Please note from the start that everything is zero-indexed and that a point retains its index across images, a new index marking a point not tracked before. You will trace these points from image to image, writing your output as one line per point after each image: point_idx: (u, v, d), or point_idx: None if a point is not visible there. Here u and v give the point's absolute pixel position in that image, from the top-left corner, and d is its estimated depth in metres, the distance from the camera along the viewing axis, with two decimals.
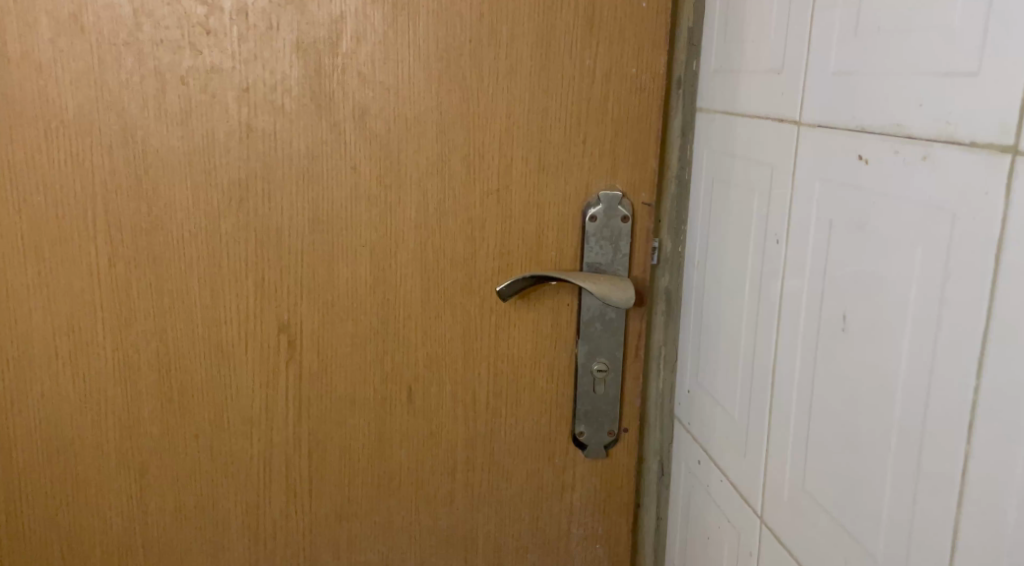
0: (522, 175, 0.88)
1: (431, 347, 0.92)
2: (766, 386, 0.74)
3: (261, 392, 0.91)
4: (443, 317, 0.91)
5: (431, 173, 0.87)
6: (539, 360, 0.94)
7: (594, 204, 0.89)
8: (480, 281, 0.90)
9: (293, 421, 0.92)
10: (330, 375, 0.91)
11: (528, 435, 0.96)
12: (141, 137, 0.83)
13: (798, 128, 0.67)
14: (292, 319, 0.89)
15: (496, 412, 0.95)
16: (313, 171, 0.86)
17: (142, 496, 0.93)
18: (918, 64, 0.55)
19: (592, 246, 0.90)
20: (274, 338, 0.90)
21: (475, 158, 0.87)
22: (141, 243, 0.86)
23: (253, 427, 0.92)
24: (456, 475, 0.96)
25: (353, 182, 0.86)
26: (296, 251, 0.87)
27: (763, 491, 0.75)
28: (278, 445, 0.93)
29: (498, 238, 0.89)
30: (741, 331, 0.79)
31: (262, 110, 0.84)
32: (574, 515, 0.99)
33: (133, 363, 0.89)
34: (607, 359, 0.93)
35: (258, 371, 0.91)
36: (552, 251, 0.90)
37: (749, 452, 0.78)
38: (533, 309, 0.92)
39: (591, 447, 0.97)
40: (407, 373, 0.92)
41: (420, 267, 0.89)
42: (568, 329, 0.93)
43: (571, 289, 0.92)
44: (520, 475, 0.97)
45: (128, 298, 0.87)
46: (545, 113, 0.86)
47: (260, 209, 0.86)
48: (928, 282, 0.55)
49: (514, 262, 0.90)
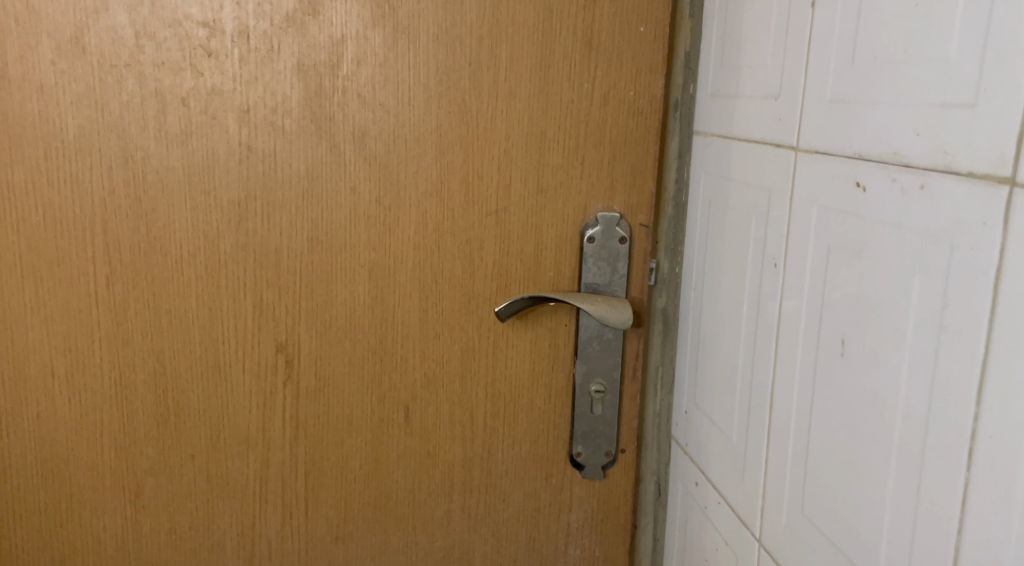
0: (520, 196, 0.88)
1: (429, 367, 0.92)
2: (763, 408, 0.75)
3: (258, 411, 0.91)
4: (441, 336, 0.91)
5: (429, 194, 0.87)
6: (537, 381, 0.94)
7: (592, 225, 0.89)
8: (478, 302, 0.91)
9: (289, 441, 0.92)
10: (327, 396, 0.91)
11: (525, 455, 0.96)
12: (141, 158, 0.83)
13: (795, 153, 0.68)
14: (289, 340, 0.89)
15: (493, 433, 0.95)
16: (312, 192, 0.86)
17: (136, 517, 0.93)
18: (914, 94, 0.56)
19: (591, 268, 0.90)
20: (271, 358, 0.90)
21: (474, 180, 0.87)
22: (139, 263, 0.86)
23: (250, 447, 0.92)
24: (453, 497, 0.96)
25: (352, 203, 0.86)
26: (295, 271, 0.88)
27: (760, 512, 0.76)
28: (274, 465, 0.93)
29: (496, 259, 0.89)
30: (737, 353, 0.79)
31: (262, 131, 0.84)
32: (571, 536, 0.99)
33: (129, 384, 0.89)
34: (604, 380, 0.94)
35: (255, 390, 0.90)
36: (550, 272, 0.90)
37: (746, 473, 0.79)
38: (530, 330, 0.92)
39: (588, 468, 0.97)
40: (405, 393, 0.92)
41: (419, 287, 0.89)
42: (565, 350, 0.93)
43: (569, 310, 0.92)
44: (517, 496, 0.97)
45: (126, 318, 0.87)
46: (544, 135, 0.87)
47: (259, 229, 0.86)
48: (926, 309, 0.55)
49: (512, 283, 0.90)
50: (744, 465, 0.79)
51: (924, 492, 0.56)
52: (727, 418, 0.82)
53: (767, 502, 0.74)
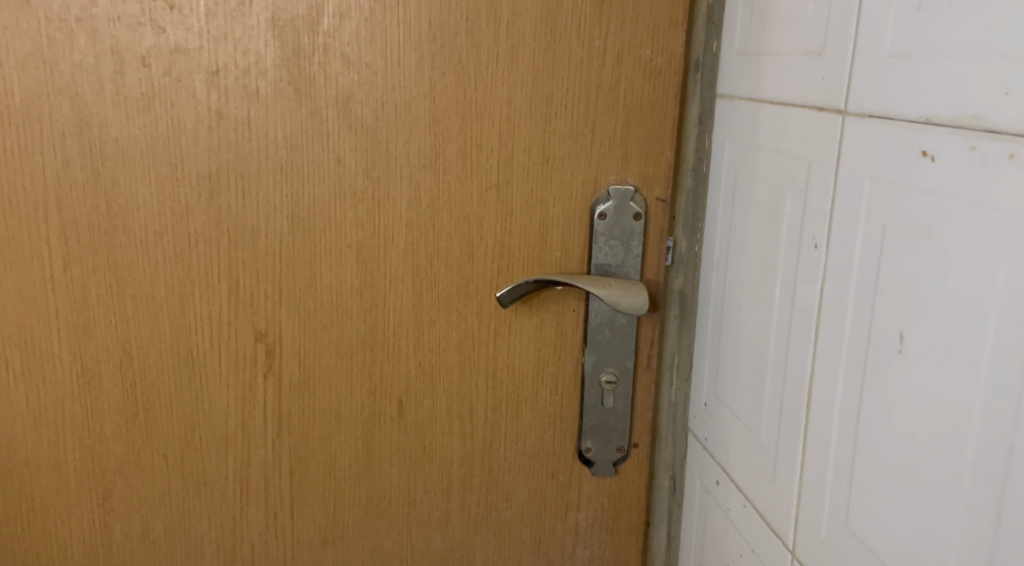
0: (524, 168, 0.80)
1: (423, 356, 0.84)
2: (797, 405, 0.67)
3: (236, 407, 0.83)
4: (437, 323, 0.83)
5: (423, 166, 0.78)
6: (542, 371, 0.87)
7: (603, 200, 0.81)
8: (477, 285, 0.83)
9: (272, 438, 0.85)
10: (312, 390, 0.84)
11: (530, 451, 0.89)
12: (97, 125, 0.74)
13: (841, 117, 0.59)
14: (269, 328, 0.81)
15: (495, 427, 0.88)
16: (292, 164, 0.77)
17: (105, 521, 0.85)
18: (1002, 44, 0.47)
19: (602, 247, 0.82)
20: (250, 348, 0.82)
21: (472, 150, 0.79)
22: (99, 244, 0.77)
23: (228, 444, 0.84)
24: (452, 495, 0.90)
25: (337, 175, 0.78)
26: (274, 252, 0.79)
27: (792, 520, 0.68)
28: (255, 464, 0.85)
29: (498, 238, 0.81)
30: (772, 342, 0.71)
31: (233, 95, 0.75)
32: (579, 536, 0.93)
33: (93, 377, 0.81)
34: (616, 369, 0.87)
35: (232, 383, 0.82)
36: (557, 252, 0.82)
37: (778, 475, 0.71)
38: (535, 316, 0.85)
39: (598, 464, 0.90)
40: (397, 385, 0.85)
41: (411, 269, 0.81)
42: (573, 337, 0.86)
43: (577, 294, 0.85)
44: (522, 494, 0.91)
45: (86, 305, 0.79)
46: (550, 99, 0.78)
47: (233, 205, 0.77)
48: (1013, 303, 0.47)
49: (515, 265, 0.82)
50: (775, 465, 0.71)
51: (1006, 515, 0.48)
52: (759, 412, 0.74)
53: (802, 511, 0.66)
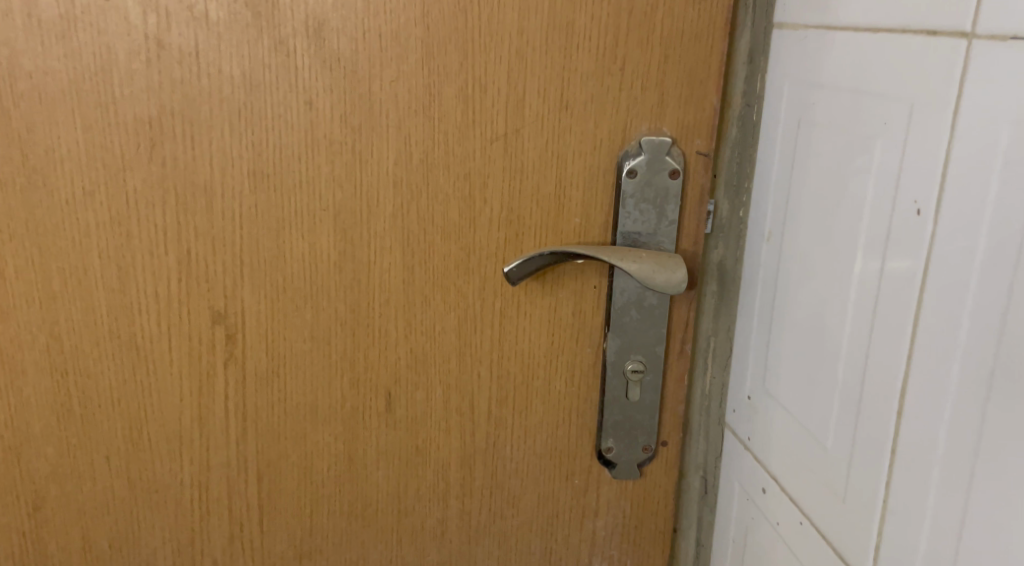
0: (538, 114, 0.65)
1: (416, 341, 0.71)
2: (883, 405, 0.55)
3: (192, 402, 0.70)
4: (432, 302, 0.70)
5: (414, 112, 0.64)
6: (556, 358, 0.73)
7: (633, 154, 0.67)
8: (480, 257, 0.69)
9: (235, 437, 0.71)
10: (282, 381, 0.70)
11: (541, 451, 0.76)
12: (6, 56, 0.60)
13: (967, 42, 0.47)
14: (229, 308, 0.67)
15: (500, 423, 0.74)
16: (253, 107, 0.63)
17: (40, 533, 0.72)
18: None
19: (630, 212, 0.68)
20: (206, 332, 0.68)
21: (474, 92, 0.64)
22: (17, 204, 0.63)
23: (183, 445, 0.71)
24: (449, 502, 0.76)
25: (308, 122, 0.63)
26: (232, 216, 0.65)
27: (874, 543, 0.56)
28: (216, 468, 0.72)
29: (505, 200, 0.67)
30: (844, 327, 0.59)
31: (177, 20, 0.60)
32: (596, 547, 0.80)
33: (16, 365, 0.67)
34: (644, 356, 0.73)
35: (186, 374, 0.69)
36: (576, 218, 0.68)
37: (850, 488, 0.58)
38: (549, 294, 0.71)
39: (620, 466, 0.77)
40: (385, 375, 0.71)
41: (400, 237, 0.67)
42: (593, 319, 0.72)
43: (599, 268, 0.71)
44: (531, 500, 0.77)
45: (4, 279, 0.65)
46: (571, 29, 0.64)
47: (179, 157, 0.63)
48: None
49: (525, 233, 0.68)
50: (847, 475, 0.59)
51: None
52: (825, 411, 0.61)
53: (894, 535, 0.54)
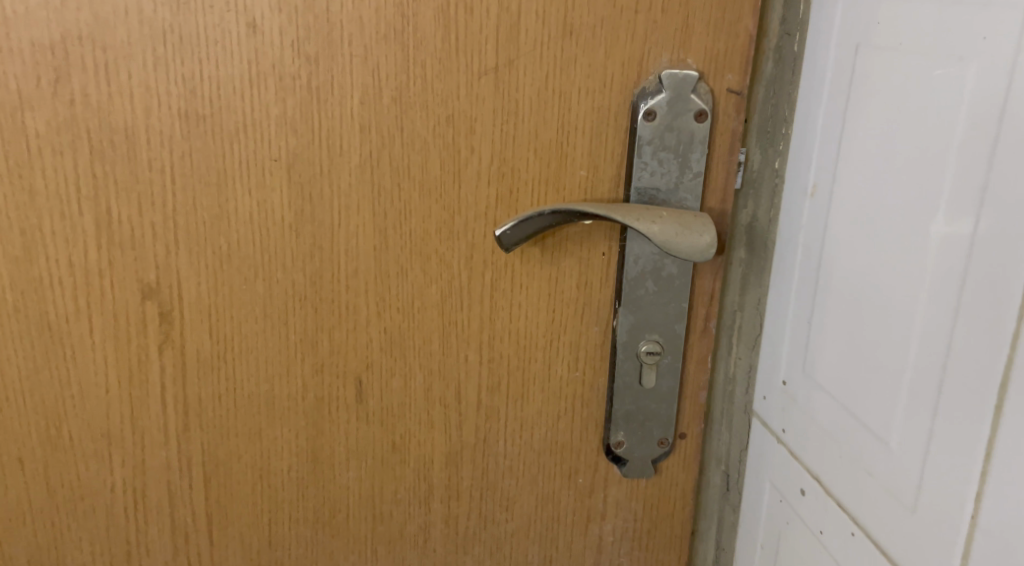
0: (535, 42, 0.54)
1: (391, 320, 0.59)
2: (987, 382, 0.45)
3: (121, 393, 0.58)
4: (409, 272, 0.58)
5: (383, 39, 0.53)
6: (557, 339, 0.62)
7: (652, 92, 0.55)
8: (466, 218, 0.57)
9: (176, 435, 0.60)
10: (231, 368, 0.58)
11: (540, 447, 0.65)
12: None
13: None
14: (162, 282, 0.56)
15: (491, 415, 0.63)
16: (182, 31, 0.51)
17: None
18: None
19: (647, 162, 0.56)
20: (136, 310, 0.56)
21: (457, 14, 0.53)
22: None
23: (112, 445, 0.59)
24: (432, 506, 0.65)
25: (252, 49, 0.52)
26: (161, 167, 0.53)
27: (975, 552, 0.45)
28: (153, 471, 0.60)
29: (496, 148, 0.56)
30: (925, 293, 0.48)
31: None
32: (603, 555, 0.69)
33: None
34: (661, 336, 0.62)
35: (113, 360, 0.57)
36: (581, 170, 0.57)
37: (934, 487, 0.48)
38: (550, 263, 0.60)
39: (632, 463, 0.66)
40: (355, 359, 0.60)
41: (369, 193, 0.56)
42: (601, 293, 0.61)
43: (609, 232, 0.59)
44: (528, 502, 0.66)
45: None
46: None
47: (92, 93, 0.52)
48: None
49: (521, 189, 0.57)
50: (929, 471, 0.48)
51: None
52: (893, 395, 0.51)
53: (1009, 545, 0.44)
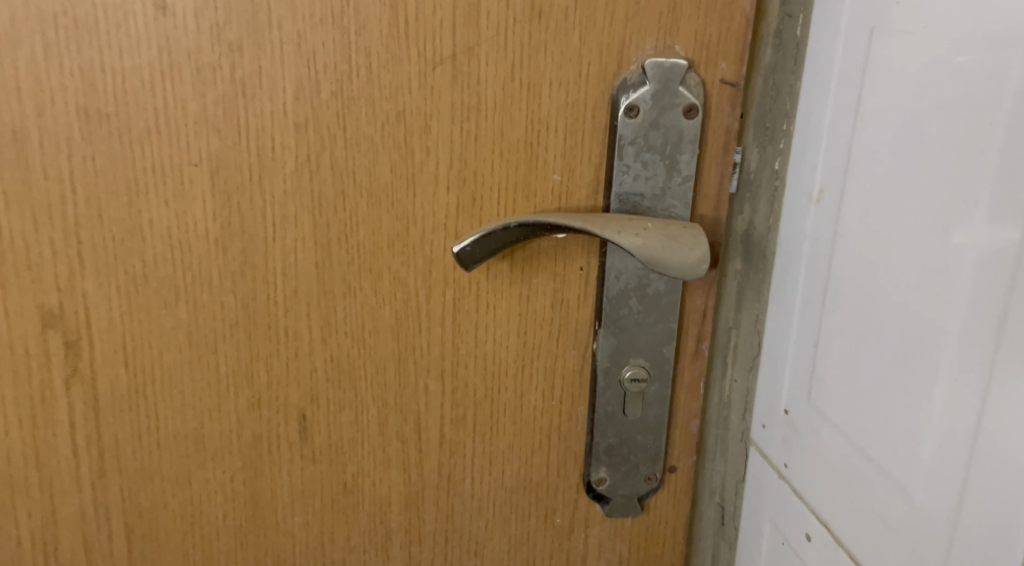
0: (498, 27, 0.47)
1: (338, 346, 0.52)
2: None
3: (26, 432, 0.51)
4: (358, 292, 0.51)
5: (319, 23, 0.45)
6: (529, 365, 0.54)
7: (634, 84, 0.48)
8: (422, 230, 0.50)
9: (92, 479, 0.52)
10: (152, 403, 0.51)
11: (511, 485, 0.57)
12: None
13: None
14: (68, 305, 0.48)
15: (455, 451, 0.55)
16: (80, 15, 0.44)
17: None
18: None
19: (629, 165, 0.49)
20: (37, 339, 0.49)
21: None
22: None
23: (18, 491, 0.52)
24: (391, 555, 0.57)
25: (163, 36, 0.45)
26: (62, 173, 0.46)
27: None
28: (67, 521, 0.53)
29: (455, 150, 0.48)
30: (959, 317, 0.41)
31: None
32: None
33: None
34: (647, 361, 0.54)
35: (15, 395, 0.50)
36: (554, 174, 0.49)
37: (973, 545, 0.41)
38: (521, 281, 0.52)
39: (616, 501, 0.58)
40: (297, 391, 0.52)
41: (309, 202, 0.48)
42: (579, 312, 0.53)
43: (587, 244, 0.52)
44: (499, 548, 0.59)
45: None
46: None
47: None
48: None
49: (485, 195, 0.49)
50: (965, 526, 0.41)
51: None
52: (919, 433, 0.43)
53: None
